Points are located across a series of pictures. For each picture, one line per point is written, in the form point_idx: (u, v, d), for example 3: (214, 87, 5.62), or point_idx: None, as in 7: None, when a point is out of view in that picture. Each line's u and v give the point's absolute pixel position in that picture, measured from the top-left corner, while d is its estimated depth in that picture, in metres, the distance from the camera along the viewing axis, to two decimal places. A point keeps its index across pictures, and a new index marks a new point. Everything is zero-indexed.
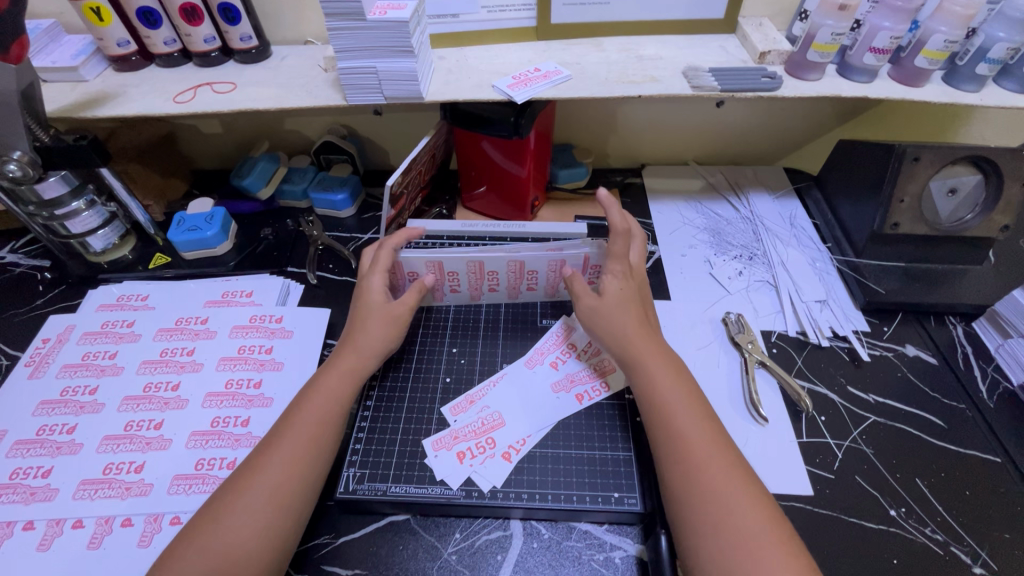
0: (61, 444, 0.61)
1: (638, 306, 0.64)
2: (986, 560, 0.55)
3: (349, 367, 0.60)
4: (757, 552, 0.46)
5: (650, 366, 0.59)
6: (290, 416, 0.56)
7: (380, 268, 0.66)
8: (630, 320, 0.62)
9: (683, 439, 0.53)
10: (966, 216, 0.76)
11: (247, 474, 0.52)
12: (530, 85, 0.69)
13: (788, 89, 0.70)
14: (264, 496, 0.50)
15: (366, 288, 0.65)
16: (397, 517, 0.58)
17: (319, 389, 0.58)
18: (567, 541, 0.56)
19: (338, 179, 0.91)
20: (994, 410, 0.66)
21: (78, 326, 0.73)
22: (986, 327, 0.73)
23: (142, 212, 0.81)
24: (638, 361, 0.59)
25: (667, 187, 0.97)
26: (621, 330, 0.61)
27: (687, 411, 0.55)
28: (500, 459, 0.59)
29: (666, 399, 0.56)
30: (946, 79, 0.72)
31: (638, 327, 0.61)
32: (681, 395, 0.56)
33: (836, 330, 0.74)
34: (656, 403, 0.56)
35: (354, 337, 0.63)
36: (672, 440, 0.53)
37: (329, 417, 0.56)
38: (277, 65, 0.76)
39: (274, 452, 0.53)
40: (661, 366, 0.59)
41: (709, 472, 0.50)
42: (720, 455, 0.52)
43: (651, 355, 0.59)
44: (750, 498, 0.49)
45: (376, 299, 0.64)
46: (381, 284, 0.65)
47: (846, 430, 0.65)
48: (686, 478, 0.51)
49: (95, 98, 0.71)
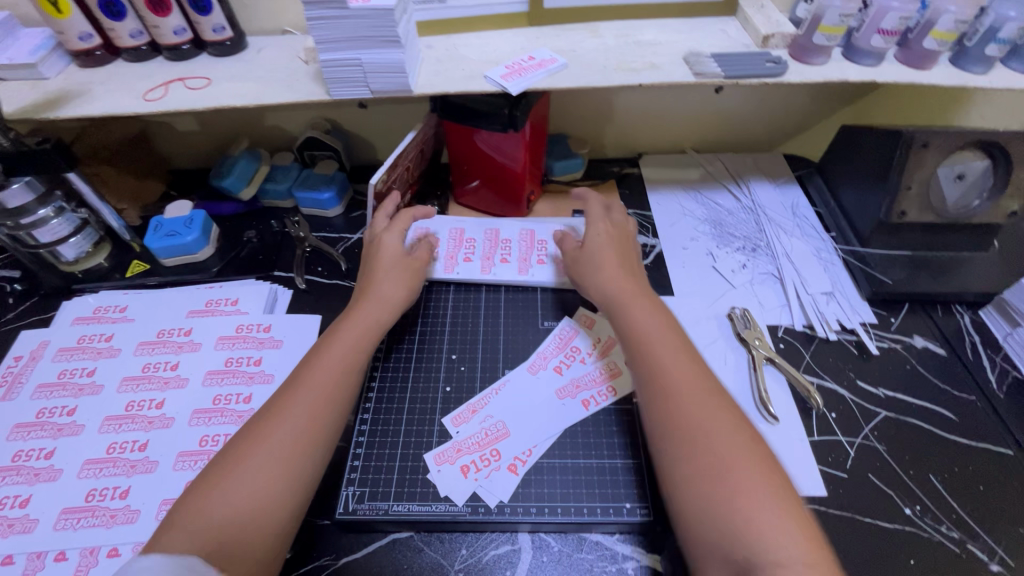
0: (38, 471, 0.57)
1: (618, 257, 0.66)
2: (1003, 556, 0.54)
3: (360, 330, 0.59)
4: (726, 472, 0.46)
5: (630, 307, 0.60)
6: (298, 377, 0.54)
7: (399, 225, 0.70)
8: (609, 268, 0.65)
9: (656, 368, 0.54)
10: (973, 202, 0.74)
11: (278, 407, 0.51)
12: (524, 75, 0.65)
13: (794, 74, 0.67)
14: (283, 446, 0.48)
15: (382, 242, 0.68)
16: (400, 535, 0.55)
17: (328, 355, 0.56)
18: (578, 553, 0.54)
19: (324, 176, 0.87)
20: (1005, 400, 0.65)
21: (53, 342, 0.69)
22: (993, 316, 0.72)
23: (115, 218, 0.77)
24: (619, 302, 0.61)
25: (667, 177, 0.94)
26: (601, 279, 0.64)
27: (665, 342, 0.56)
28: (507, 472, 0.57)
29: (646, 335, 0.57)
30: (953, 60, 0.69)
31: (618, 276, 0.64)
32: (657, 327, 0.58)
33: (843, 323, 0.73)
34: (637, 337, 0.57)
35: (365, 292, 0.63)
36: (652, 371, 0.54)
37: (342, 380, 0.54)
38: (255, 58, 0.72)
39: (303, 391, 0.52)
40: (642, 306, 0.60)
41: (685, 396, 0.51)
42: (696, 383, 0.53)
43: (631, 294, 0.62)
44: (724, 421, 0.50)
45: (393, 252, 0.67)
46: (397, 240, 0.68)
47: (857, 426, 0.63)
48: (663, 405, 0.52)
49: (58, 97, 0.66)
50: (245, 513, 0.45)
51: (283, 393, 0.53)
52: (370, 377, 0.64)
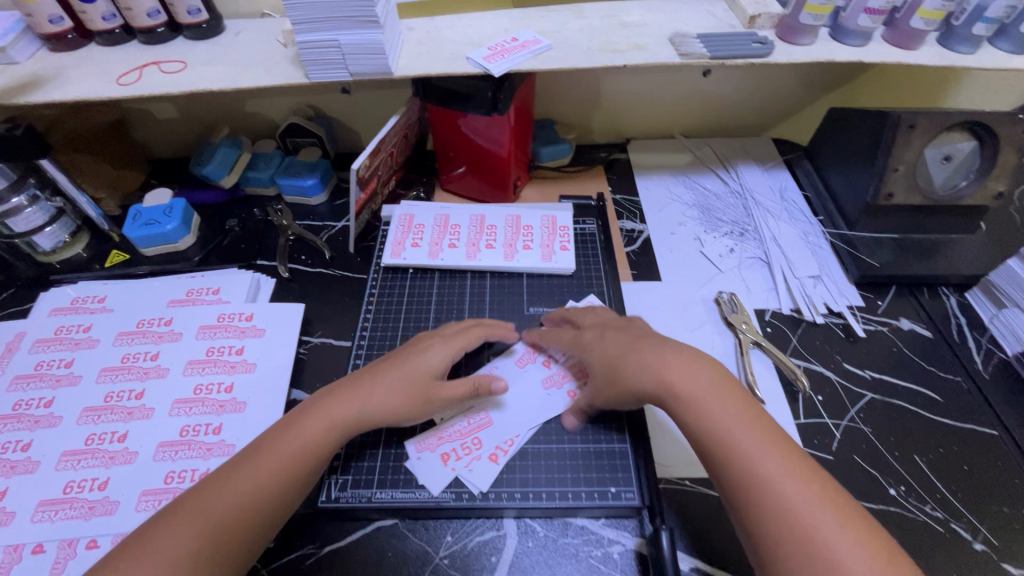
0: (15, 463, 0.56)
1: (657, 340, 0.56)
2: (987, 535, 0.54)
3: (336, 414, 0.52)
4: None
5: (700, 403, 0.50)
6: (255, 454, 0.50)
7: (453, 346, 0.59)
8: (660, 353, 0.54)
9: (753, 483, 0.45)
10: (960, 183, 0.73)
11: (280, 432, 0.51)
12: (507, 57, 0.64)
13: (781, 55, 0.66)
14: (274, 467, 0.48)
15: (423, 353, 0.58)
16: (385, 522, 0.55)
17: (296, 434, 0.51)
18: (564, 538, 0.54)
19: (307, 163, 0.86)
20: (990, 381, 0.65)
21: (29, 334, 0.67)
22: (979, 298, 0.72)
23: (92, 207, 0.75)
24: (681, 396, 0.51)
25: (656, 163, 0.94)
26: (661, 367, 0.53)
27: (752, 435, 0.47)
28: (488, 461, 0.56)
29: (724, 431, 0.48)
30: (941, 40, 0.69)
31: (676, 361, 0.53)
32: (738, 419, 0.48)
33: (830, 306, 0.72)
34: (721, 442, 0.48)
35: (360, 387, 0.55)
36: (751, 489, 0.45)
37: (322, 440, 0.51)
38: (232, 41, 0.70)
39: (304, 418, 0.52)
40: (714, 395, 0.50)
41: (799, 510, 0.43)
42: (804, 485, 0.44)
43: (687, 377, 0.52)
44: (855, 537, 0.42)
45: (425, 368, 0.56)
46: (441, 360, 0.58)
47: (843, 409, 0.63)
48: (769, 520, 0.43)
49: (29, 82, 0.64)
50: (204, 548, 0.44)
51: (232, 469, 0.49)
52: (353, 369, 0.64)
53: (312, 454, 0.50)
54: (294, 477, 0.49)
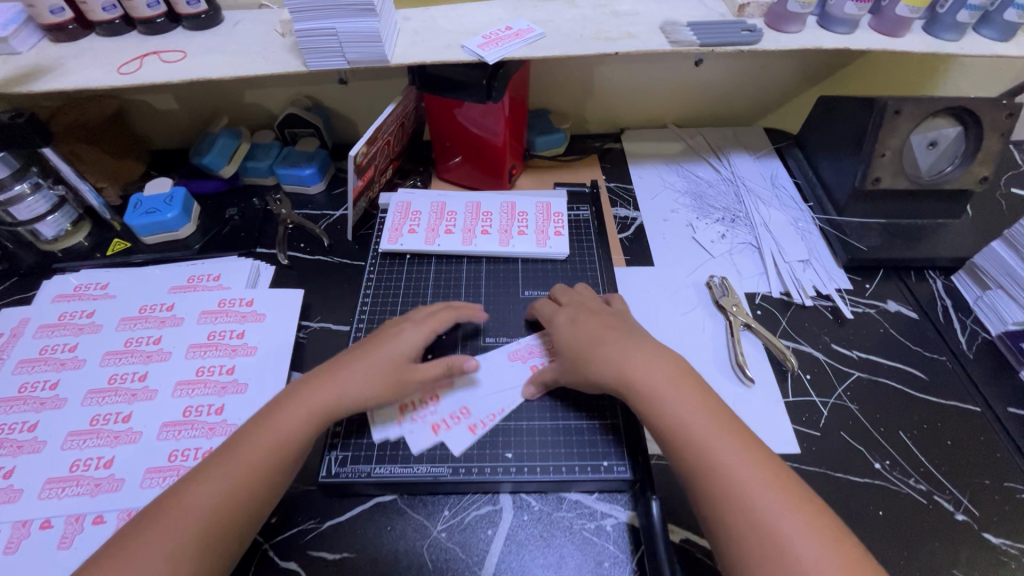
0: (22, 443, 0.58)
1: (624, 334, 0.58)
2: (968, 506, 0.56)
3: (312, 405, 0.53)
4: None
5: (659, 396, 0.52)
6: (231, 449, 0.50)
7: (426, 328, 0.60)
8: (625, 347, 0.56)
9: (710, 472, 0.47)
10: (945, 168, 0.75)
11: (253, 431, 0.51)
12: (501, 45, 0.65)
13: (769, 42, 0.67)
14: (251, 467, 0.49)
15: (399, 336, 0.59)
16: (384, 498, 0.56)
17: (271, 427, 0.51)
18: (558, 511, 0.55)
19: (305, 153, 0.87)
20: (974, 360, 0.67)
21: (34, 319, 0.69)
22: (965, 280, 0.73)
23: (94, 196, 0.76)
24: (642, 390, 0.53)
25: (649, 152, 0.95)
26: (625, 362, 0.55)
27: (710, 428, 0.49)
28: (441, 424, 0.57)
29: (683, 421, 0.50)
30: (926, 28, 0.70)
31: (641, 355, 0.55)
32: (702, 415, 0.50)
33: (819, 289, 0.74)
34: (680, 434, 0.49)
35: (333, 376, 0.55)
36: (707, 478, 0.47)
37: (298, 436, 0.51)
38: (231, 31, 0.71)
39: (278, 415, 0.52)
40: (674, 388, 0.52)
41: (755, 496, 0.45)
42: (758, 473, 0.46)
43: (647, 371, 0.54)
44: (806, 521, 0.44)
45: (400, 351, 0.58)
46: (415, 343, 0.59)
47: (831, 387, 0.65)
48: (727, 505, 0.45)
49: (31, 72, 0.65)
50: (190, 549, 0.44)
51: (209, 466, 0.49)
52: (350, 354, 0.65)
53: (290, 444, 0.51)
54: (271, 473, 0.49)
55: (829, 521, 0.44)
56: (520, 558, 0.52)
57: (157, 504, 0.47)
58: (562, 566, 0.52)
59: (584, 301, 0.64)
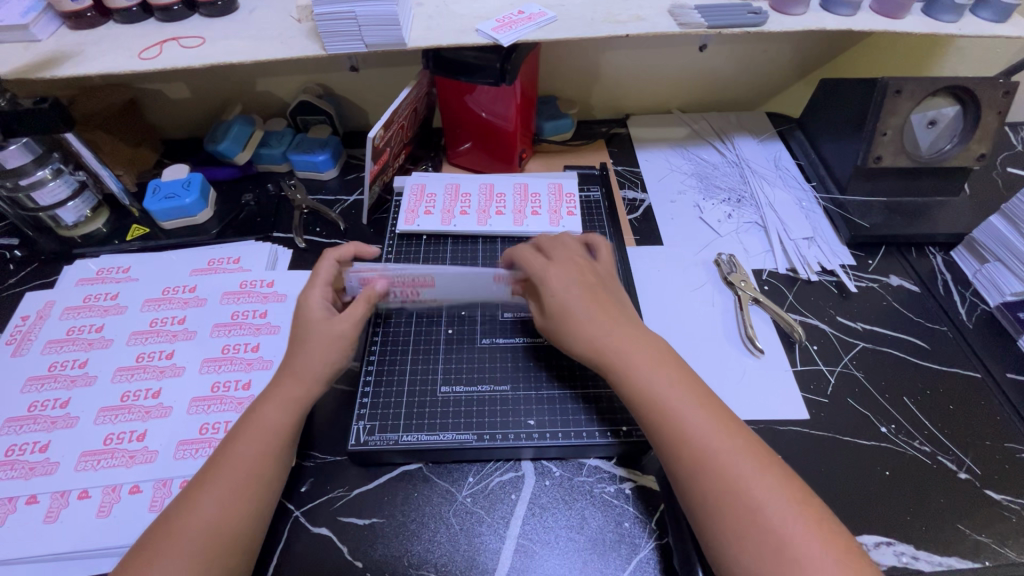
0: (55, 419, 0.60)
1: (601, 303, 0.57)
2: (970, 466, 0.58)
3: (285, 399, 0.53)
4: (787, 546, 0.43)
5: (636, 367, 0.53)
6: (230, 446, 0.51)
7: (321, 282, 0.59)
8: (597, 318, 0.56)
9: (681, 440, 0.49)
10: (945, 146, 0.77)
11: (244, 428, 0.52)
12: (515, 28, 0.67)
13: (774, 24, 0.69)
14: (246, 464, 0.49)
15: (303, 306, 0.58)
16: (410, 466, 0.58)
17: (261, 418, 0.52)
18: (578, 476, 0.57)
19: (317, 140, 0.88)
20: (973, 330, 0.70)
21: (59, 302, 0.70)
22: (963, 255, 0.76)
23: (114, 182, 0.77)
24: (616, 361, 0.54)
25: (654, 136, 0.97)
26: (600, 333, 0.55)
27: (682, 398, 0.51)
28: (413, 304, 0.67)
29: (657, 393, 0.51)
30: (925, 10, 0.72)
31: (612, 326, 0.55)
32: (672, 387, 0.51)
33: (824, 265, 0.76)
34: (654, 404, 0.51)
35: (295, 361, 0.55)
36: (681, 445, 0.49)
37: (287, 427, 0.52)
38: (247, 18, 0.72)
39: (262, 410, 0.53)
40: (648, 361, 0.53)
41: (725, 465, 0.47)
42: (727, 441, 0.48)
43: (625, 343, 0.54)
44: (776, 484, 0.46)
45: (310, 316, 0.57)
46: (321, 299, 0.58)
47: (837, 356, 0.67)
48: (699, 475, 0.47)
49: (52, 59, 0.66)
50: (207, 547, 0.45)
51: (214, 466, 0.50)
52: (375, 337, 0.66)
53: (281, 433, 0.52)
54: (272, 466, 0.50)
55: (797, 485, 0.47)
56: (543, 521, 0.54)
57: (172, 509, 0.48)
58: (584, 527, 0.54)
59: (568, 256, 0.62)
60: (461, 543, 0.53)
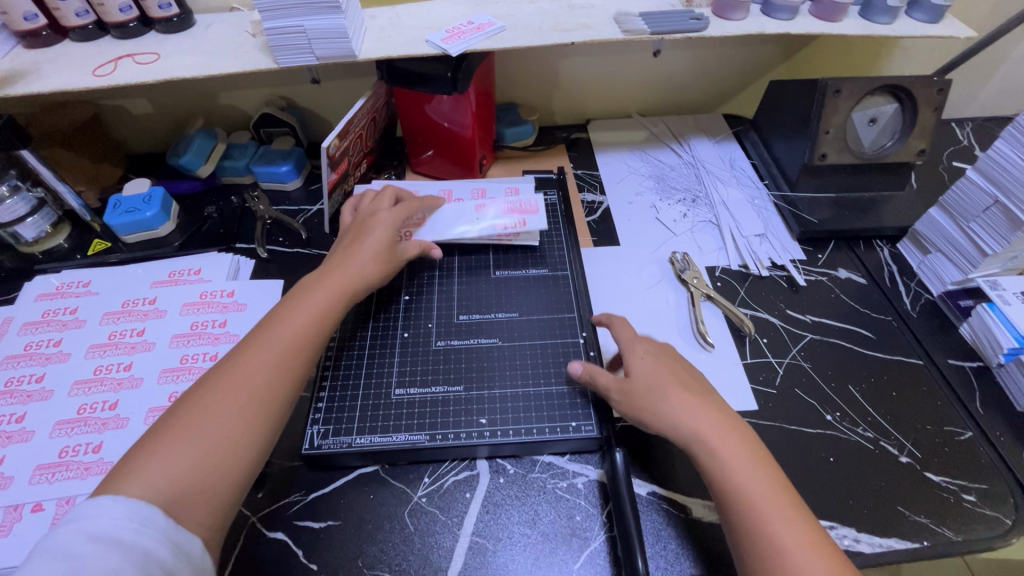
0: (10, 433, 0.60)
1: (678, 379, 0.56)
2: (912, 450, 0.60)
3: (336, 287, 0.60)
4: None
5: (719, 452, 0.50)
6: (280, 314, 0.56)
7: (398, 213, 0.69)
8: (678, 396, 0.54)
9: (771, 551, 0.45)
10: (886, 143, 0.80)
11: (298, 300, 0.58)
12: (463, 38, 0.68)
13: (716, 29, 0.72)
14: (294, 333, 0.55)
15: (378, 220, 0.68)
16: (366, 468, 0.59)
17: (311, 300, 0.58)
18: (532, 473, 0.59)
19: (281, 151, 0.89)
20: (917, 319, 0.72)
21: (17, 318, 0.70)
22: (908, 247, 0.78)
23: (73, 197, 0.78)
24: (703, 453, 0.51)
25: (613, 139, 0.99)
26: (675, 414, 0.53)
27: (767, 495, 0.48)
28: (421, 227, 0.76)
29: (745, 491, 0.48)
30: (861, 12, 0.75)
31: (696, 406, 0.53)
32: (763, 490, 0.48)
33: (774, 260, 0.79)
34: (737, 499, 0.48)
35: (347, 270, 0.62)
36: (763, 546, 0.46)
37: (330, 310, 0.59)
38: (203, 33, 0.73)
39: (315, 293, 0.59)
40: (728, 448, 0.50)
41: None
42: (805, 543, 0.45)
43: (710, 428, 0.52)
44: None
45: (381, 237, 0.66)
46: (388, 229, 0.67)
47: (786, 348, 0.69)
48: None
49: (6, 77, 0.67)
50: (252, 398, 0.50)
51: (265, 329, 0.55)
52: (352, 348, 0.66)
53: (327, 314, 0.58)
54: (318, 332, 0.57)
55: None
56: (496, 518, 0.55)
57: (229, 359, 0.53)
58: (536, 522, 0.55)
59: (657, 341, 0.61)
60: (415, 543, 0.54)
